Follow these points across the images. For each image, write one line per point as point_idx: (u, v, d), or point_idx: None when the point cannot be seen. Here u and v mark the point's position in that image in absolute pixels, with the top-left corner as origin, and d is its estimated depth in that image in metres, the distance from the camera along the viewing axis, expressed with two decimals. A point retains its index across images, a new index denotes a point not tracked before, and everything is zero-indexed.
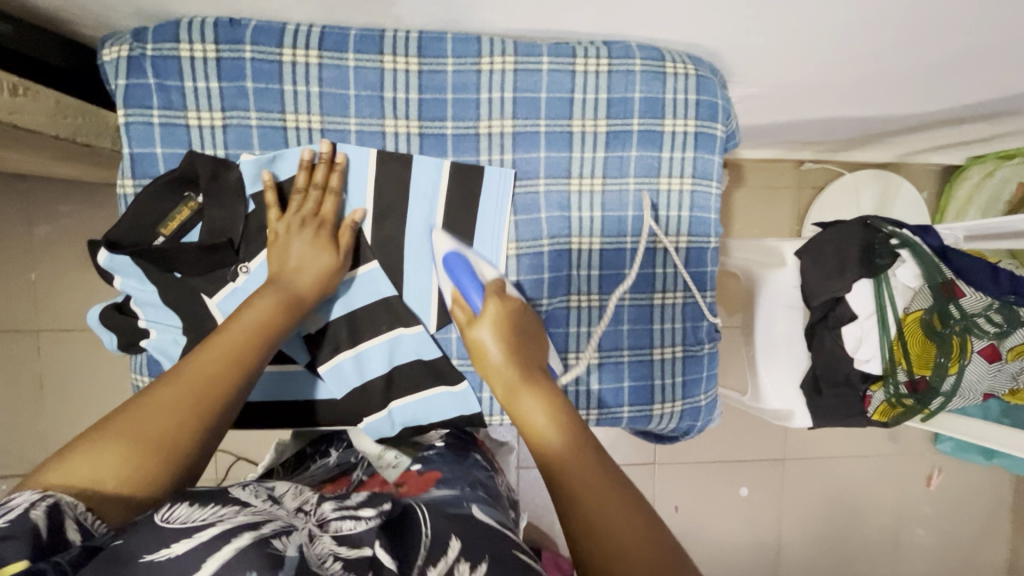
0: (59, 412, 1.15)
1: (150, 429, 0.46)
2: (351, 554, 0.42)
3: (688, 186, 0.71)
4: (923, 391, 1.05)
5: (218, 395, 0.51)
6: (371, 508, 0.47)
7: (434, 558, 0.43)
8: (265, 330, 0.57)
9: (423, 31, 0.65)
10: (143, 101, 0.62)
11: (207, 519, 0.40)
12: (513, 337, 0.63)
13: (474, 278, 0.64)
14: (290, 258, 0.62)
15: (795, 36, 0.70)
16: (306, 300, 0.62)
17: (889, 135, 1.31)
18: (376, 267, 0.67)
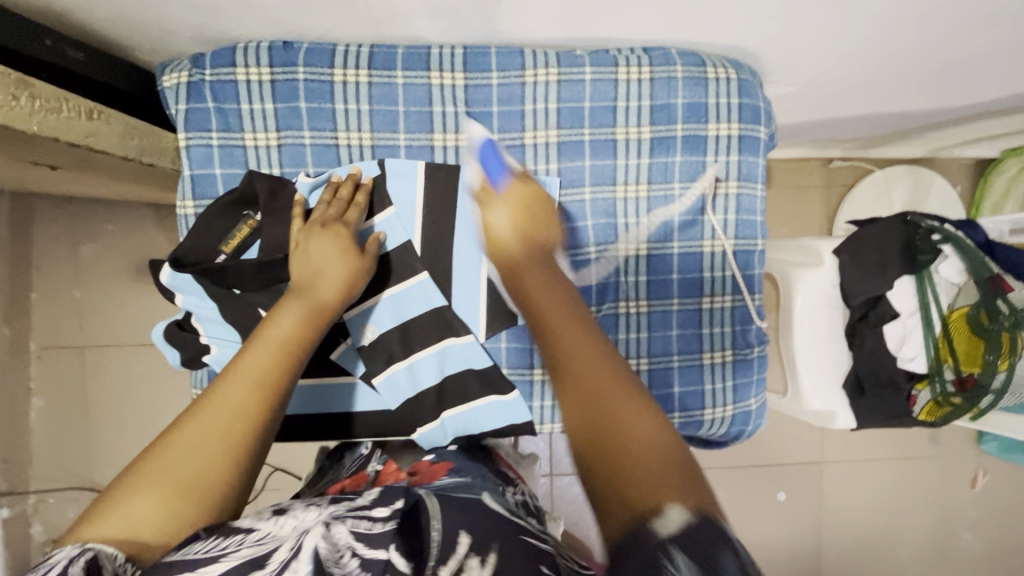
0: (105, 427, 1.18)
1: (183, 468, 0.44)
2: (369, 555, 0.39)
3: (734, 190, 0.72)
4: (972, 389, 1.02)
5: (252, 423, 0.48)
6: (384, 508, 0.44)
7: (445, 556, 0.39)
8: (294, 349, 0.54)
9: (467, 46, 0.67)
10: (202, 124, 0.65)
11: (211, 552, 0.39)
12: (525, 219, 0.65)
13: (500, 162, 0.67)
14: (311, 266, 0.60)
15: (831, 35, 0.70)
16: (330, 310, 0.59)
17: (921, 130, 1.29)
18: (425, 278, 0.68)
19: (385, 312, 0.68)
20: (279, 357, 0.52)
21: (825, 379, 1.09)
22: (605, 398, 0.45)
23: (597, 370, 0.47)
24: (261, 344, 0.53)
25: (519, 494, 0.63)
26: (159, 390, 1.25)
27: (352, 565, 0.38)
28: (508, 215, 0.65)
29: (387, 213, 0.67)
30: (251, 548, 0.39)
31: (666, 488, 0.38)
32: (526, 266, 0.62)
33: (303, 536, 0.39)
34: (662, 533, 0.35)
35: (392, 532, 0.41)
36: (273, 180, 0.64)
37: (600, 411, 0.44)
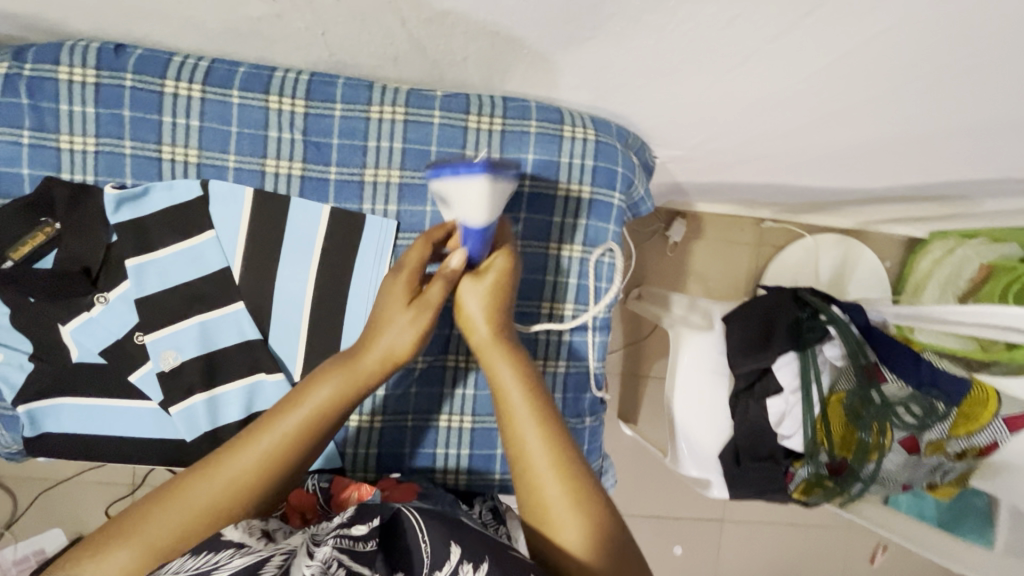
0: None
1: (166, 532, 0.47)
2: (354, 566, 0.43)
3: (578, 254, 0.69)
4: (844, 474, 1.02)
5: (237, 500, 0.50)
6: (362, 525, 0.47)
7: (436, 563, 0.46)
8: (312, 426, 0.52)
9: (314, 73, 0.65)
10: (14, 121, 0.61)
11: (202, 566, 0.41)
12: (502, 306, 0.59)
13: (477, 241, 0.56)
14: (377, 319, 0.56)
15: (700, 106, 0.69)
16: (370, 380, 0.55)
17: (844, 203, 1.29)
18: (243, 311, 0.65)
19: (190, 340, 0.64)
20: (292, 435, 0.51)
21: (703, 445, 1.08)
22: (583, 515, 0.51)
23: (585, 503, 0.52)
24: (289, 417, 0.52)
25: (482, 515, 0.65)
26: None
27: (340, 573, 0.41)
28: (483, 298, 0.58)
29: (208, 236, 0.64)
30: (242, 559, 0.42)
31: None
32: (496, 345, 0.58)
33: (292, 555, 0.43)
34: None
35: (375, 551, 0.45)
36: (80, 190, 0.61)
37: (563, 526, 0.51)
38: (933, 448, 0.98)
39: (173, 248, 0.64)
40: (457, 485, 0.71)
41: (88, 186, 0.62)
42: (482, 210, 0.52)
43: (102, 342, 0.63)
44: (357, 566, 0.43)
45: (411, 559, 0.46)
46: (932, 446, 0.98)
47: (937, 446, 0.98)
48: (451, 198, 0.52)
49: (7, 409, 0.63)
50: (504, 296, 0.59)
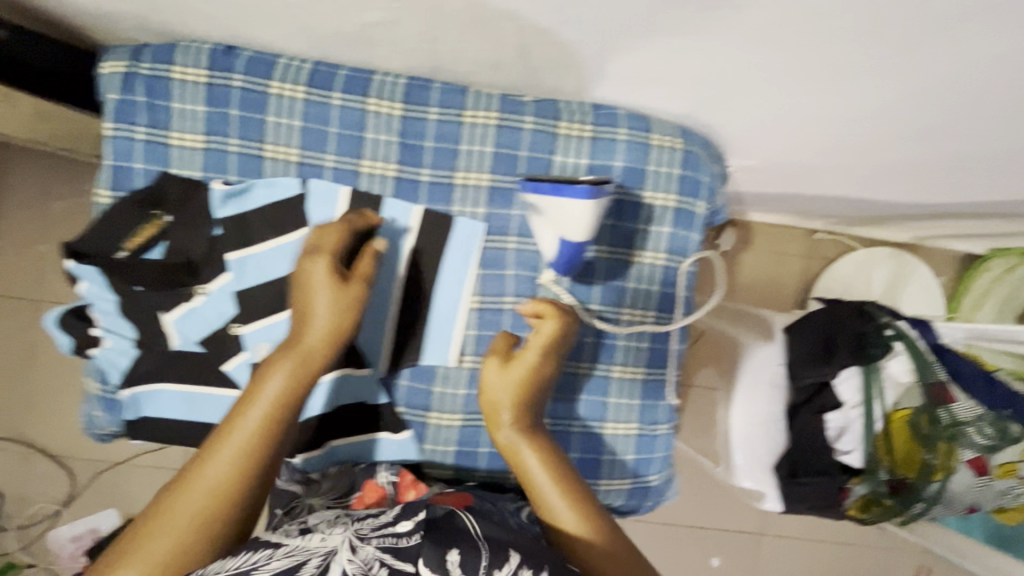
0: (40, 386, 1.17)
1: (159, 553, 0.46)
2: (400, 565, 0.42)
3: (662, 261, 0.69)
4: (904, 492, 1.01)
5: (224, 505, 0.49)
6: (407, 522, 0.46)
7: (494, 561, 0.43)
8: (273, 417, 0.53)
9: (411, 77, 0.66)
10: (130, 117, 0.64)
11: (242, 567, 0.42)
12: (532, 391, 0.60)
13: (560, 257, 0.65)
14: (303, 308, 0.58)
15: (788, 118, 0.69)
16: (320, 358, 0.57)
17: (905, 217, 1.26)
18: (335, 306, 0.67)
19: (285, 333, 0.67)
20: (257, 431, 0.52)
21: (758, 457, 1.06)
22: (588, 518, 0.53)
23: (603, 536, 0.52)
24: (248, 414, 0.52)
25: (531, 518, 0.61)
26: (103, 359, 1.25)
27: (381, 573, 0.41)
28: (505, 378, 0.60)
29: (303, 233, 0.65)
30: (281, 561, 0.42)
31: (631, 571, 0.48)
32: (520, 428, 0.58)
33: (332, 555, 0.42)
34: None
35: (422, 543, 0.44)
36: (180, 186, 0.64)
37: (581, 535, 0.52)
38: (1004, 470, 0.99)
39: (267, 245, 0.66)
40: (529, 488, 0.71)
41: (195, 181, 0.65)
42: (574, 227, 0.61)
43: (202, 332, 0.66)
44: (400, 564, 0.42)
45: (460, 544, 0.44)
46: (1002, 469, 0.98)
47: (1007, 469, 0.98)
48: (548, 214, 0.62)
49: (111, 391, 0.67)
50: (547, 356, 0.61)
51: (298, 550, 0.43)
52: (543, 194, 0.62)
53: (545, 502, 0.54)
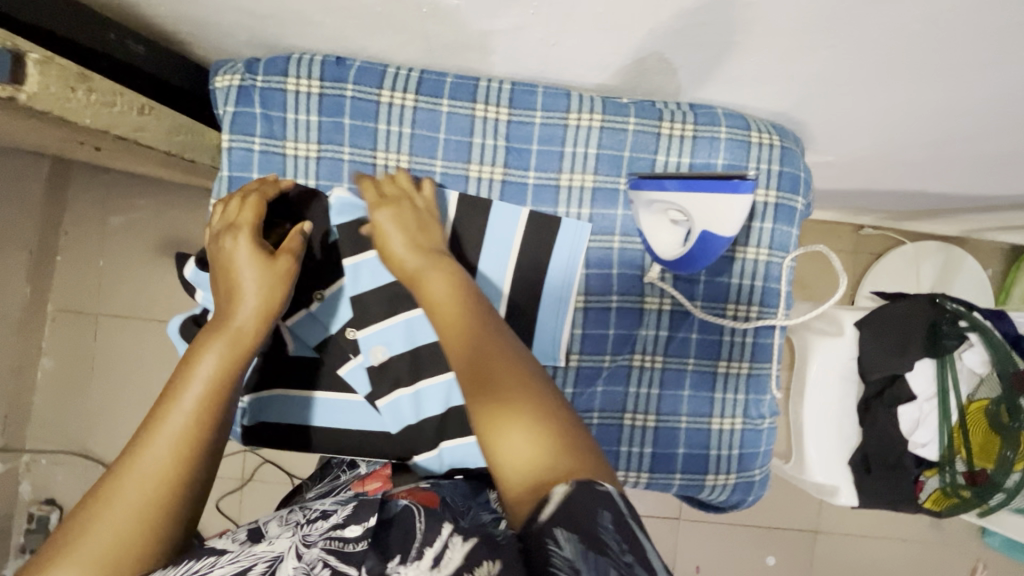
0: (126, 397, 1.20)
1: (102, 543, 0.40)
2: (341, 567, 0.40)
3: (764, 257, 0.70)
4: (983, 484, 1.01)
5: (172, 495, 0.43)
6: (355, 526, 0.43)
7: (430, 545, 0.41)
8: (216, 395, 0.48)
9: (515, 83, 0.68)
10: (247, 128, 0.66)
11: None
12: (415, 227, 0.58)
13: (700, 252, 0.60)
14: (230, 288, 0.54)
15: (884, 111, 0.70)
16: (254, 337, 0.52)
17: (960, 210, 1.27)
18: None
19: (399, 335, 0.67)
20: (194, 410, 0.46)
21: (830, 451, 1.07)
22: (529, 404, 0.45)
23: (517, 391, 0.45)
24: (189, 389, 0.47)
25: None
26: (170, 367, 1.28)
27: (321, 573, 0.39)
28: (395, 224, 0.58)
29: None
30: (224, 568, 0.40)
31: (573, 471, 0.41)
32: (427, 265, 0.55)
33: (278, 561, 0.41)
34: (556, 514, 0.38)
35: (367, 549, 0.41)
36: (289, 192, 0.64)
37: (518, 424, 0.43)
38: None
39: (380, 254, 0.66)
40: (636, 484, 0.72)
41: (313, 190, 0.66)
42: (728, 224, 0.56)
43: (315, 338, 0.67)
44: (343, 567, 0.40)
45: (410, 537, 0.42)
46: None
47: None
48: (694, 210, 0.58)
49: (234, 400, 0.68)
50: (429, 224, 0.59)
51: (241, 556, 0.42)
52: (692, 190, 0.58)
53: (479, 389, 0.46)
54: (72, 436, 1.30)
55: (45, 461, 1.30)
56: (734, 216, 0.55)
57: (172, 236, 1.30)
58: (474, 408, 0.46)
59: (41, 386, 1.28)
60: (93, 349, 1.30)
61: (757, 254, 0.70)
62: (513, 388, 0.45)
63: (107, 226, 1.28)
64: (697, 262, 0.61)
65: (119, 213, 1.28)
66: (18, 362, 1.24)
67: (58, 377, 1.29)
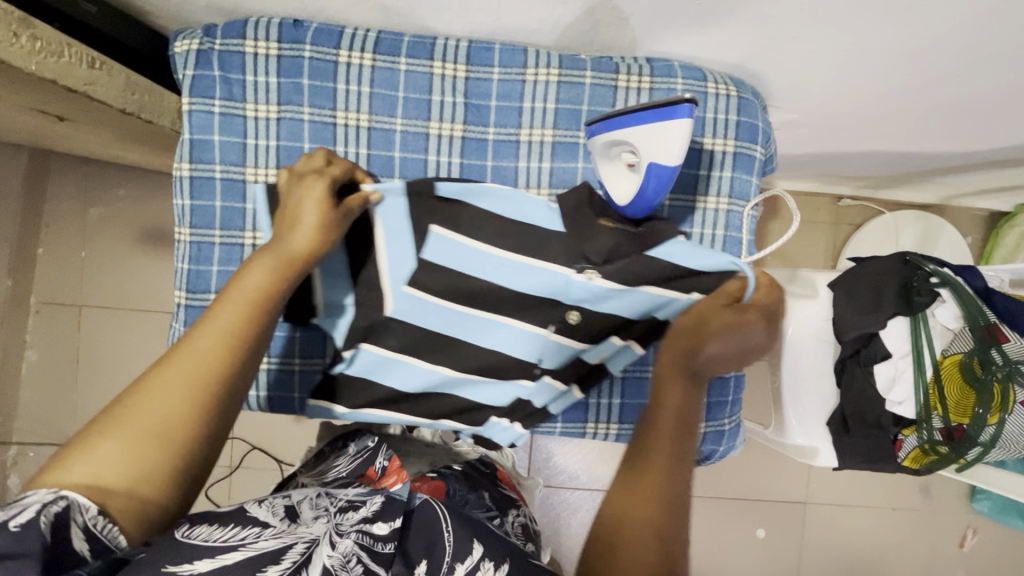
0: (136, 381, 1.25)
1: (152, 416, 0.42)
2: (372, 564, 0.45)
3: (725, 206, 0.71)
4: (959, 439, 1.01)
5: (218, 379, 0.44)
6: (383, 525, 0.49)
7: (461, 557, 0.48)
8: (259, 303, 0.49)
9: (472, 39, 0.68)
10: (207, 92, 0.66)
11: (229, 541, 0.42)
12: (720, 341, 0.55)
13: (651, 186, 0.59)
14: (290, 219, 0.55)
15: (840, 62, 0.71)
16: (303, 260, 0.53)
17: (936, 174, 1.27)
18: (607, 340, 0.69)
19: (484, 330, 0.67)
20: (241, 311, 0.47)
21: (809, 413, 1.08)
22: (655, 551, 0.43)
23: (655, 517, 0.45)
24: (238, 293, 0.49)
25: (513, 525, 0.68)
26: None
27: (357, 569, 0.43)
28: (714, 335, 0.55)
29: (579, 278, 0.63)
30: (269, 542, 0.43)
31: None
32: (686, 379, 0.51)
33: (314, 546, 0.44)
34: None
35: (394, 553, 0.47)
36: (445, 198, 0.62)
37: (642, 541, 0.44)
38: None
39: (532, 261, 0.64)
40: (605, 435, 0.74)
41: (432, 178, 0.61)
42: (672, 149, 0.56)
43: (430, 322, 0.66)
44: (374, 564, 0.45)
45: (438, 549, 0.49)
46: None
47: None
48: (641, 144, 0.57)
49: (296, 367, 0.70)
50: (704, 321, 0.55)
51: (283, 534, 0.45)
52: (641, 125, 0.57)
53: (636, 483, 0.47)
54: (58, 429, 1.29)
55: (32, 453, 1.27)
56: (676, 137, 0.55)
57: (155, 226, 1.33)
58: (622, 476, 0.48)
59: (26, 379, 1.27)
60: (78, 342, 1.30)
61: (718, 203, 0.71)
62: (657, 497, 0.46)
63: (87, 218, 1.29)
64: (652, 198, 0.61)
65: (99, 205, 1.29)
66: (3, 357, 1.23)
67: (42, 371, 1.28)
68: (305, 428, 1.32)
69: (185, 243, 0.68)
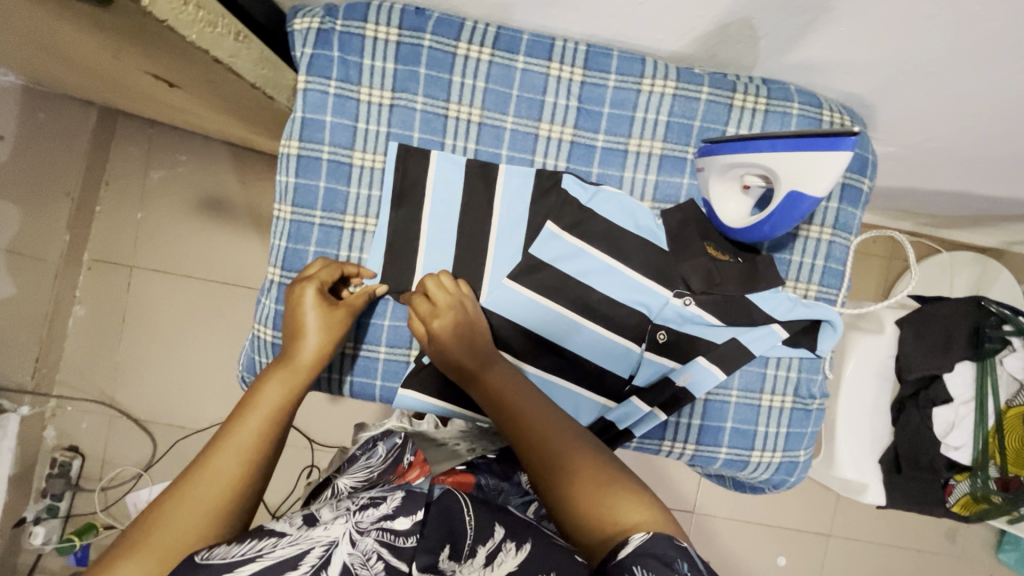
0: (191, 343, 1.31)
1: (185, 531, 0.43)
2: (393, 560, 0.42)
3: (827, 236, 0.70)
4: (1016, 491, 1.00)
5: (242, 487, 0.46)
6: (405, 518, 0.44)
7: (482, 538, 0.46)
8: (289, 400, 0.54)
9: (591, 44, 0.67)
10: (324, 71, 0.66)
11: (246, 553, 0.39)
12: (475, 338, 0.61)
13: (778, 219, 0.60)
14: (294, 329, 0.60)
15: (961, 104, 0.69)
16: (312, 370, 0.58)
17: (1006, 219, 1.25)
18: (695, 361, 0.68)
19: (580, 333, 0.69)
20: (271, 411, 0.52)
21: (863, 449, 1.06)
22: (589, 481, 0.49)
23: (582, 459, 0.51)
24: (268, 391, 0.53)
25: None
26: (206, 320, 1.31)
27: (378, 567, 0.41)
28: (449, 325, 0.61)
29: (675, 301, 0.68)
30: (286, 550, 0.40)
31: (654, 523, 0.45)
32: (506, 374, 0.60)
33: (333, 547, 0.41)
34: (626, 556, 0.41)
35: (418, 548, 0.43)
36: (584, 199, 0.68)
37: (580, 477, 0.49)
38: None
39: (635, 275, 0.69)
40: (682, 454, 0.72)
41: (563, 172, 0.69)
42: (821, 182, 0.55)
43: (519, 313, 0.68)
44: (397, 563, 0.42)
45: (460, 533, 0.46)
46: None
47: None
48: (782, 173, 0.57)
49: (396, 357, 0.71)
50: (461, 340, 0.61)
51: (301, 539, 0.42)
52: (781, 152, 0.56)
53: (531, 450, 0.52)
54: (98, 386, 1.30)
55: (70, 408, 1.29)
56: (825, 183, 0.55)
57: (209, 194, 1.28)
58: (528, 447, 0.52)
59: (73, 334, 1.29)
60: (126, 303, 1.29)
61: (818, 233, 0.70)
62: (572, 446, 0.52)
63: (147, 180, 1.27)
64: (767, 233, 0.62)
65: (162, 167, 1.27)
66: (53, 309, 1.24)
67: (89, 327, 1.29)
68: (341, 409, 1.31)
69: (284, 220, 0.68)
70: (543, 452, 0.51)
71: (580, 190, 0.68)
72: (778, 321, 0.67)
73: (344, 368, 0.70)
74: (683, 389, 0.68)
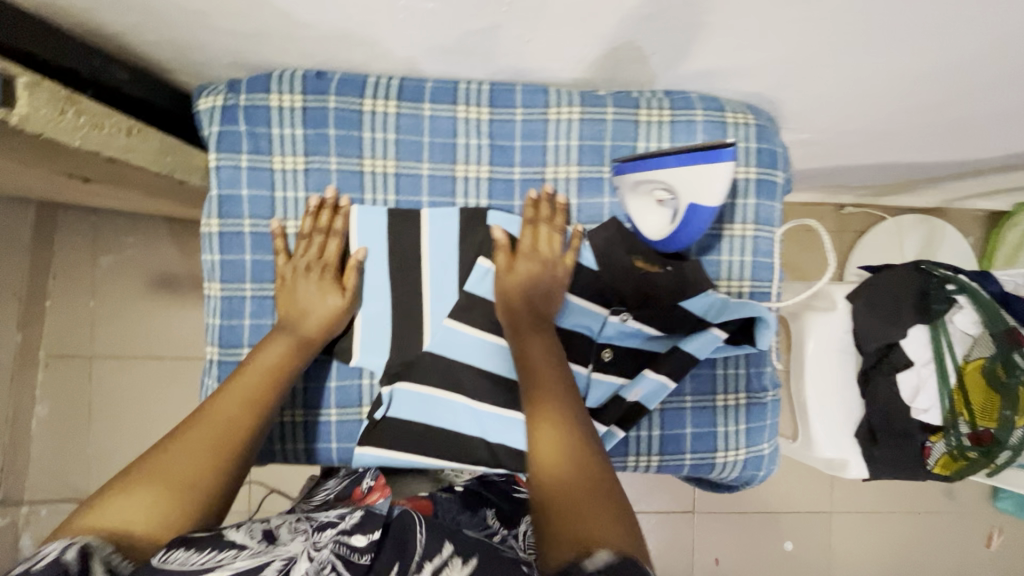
0: (161, 423, 1.28)
1: (187, 468, 0.48)
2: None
3: (751, 232, 0.72)
4: (988, 443, 1.01)
5: (232, 440, 0.52)
6: (361, 536, 0.44)
7: (429, 554, 0.44)
8: (277, 374, 0.59)
9: (494, 82, 0.69)
10: (233, 146, 0.67)
11: (205, 563, 0.39)
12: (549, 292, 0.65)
13: (687, 229, 0.63)
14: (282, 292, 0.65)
15: (854, 86, 0.72)
16: (313, 343, 0.64)
17: (938, 180, 1.29)
18: (642, 375, 0.69)
19: None
20: (260, 381, 0.58)
21: (838, 424, 1.07)
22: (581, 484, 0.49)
23: (584, 462, 0.51)
24: (257, 366, 0.59)
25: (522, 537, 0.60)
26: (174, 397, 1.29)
27: None
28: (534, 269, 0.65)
29: (613, 319, 0.70)
30: (246, 561, 0.40)
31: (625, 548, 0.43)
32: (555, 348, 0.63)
33: (294, 561, 0.41)
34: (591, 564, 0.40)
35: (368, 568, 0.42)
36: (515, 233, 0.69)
37: (573, 479, 0.49)
38: None
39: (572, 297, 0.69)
40: (648, 467, 0.72)
41: (486, 208, 0.70)
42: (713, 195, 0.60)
43: (462, 354, 0.68)
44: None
45: (409, 549, 0.44)
46: None
47: None
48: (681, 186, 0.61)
49: (350, 416, 0.70)
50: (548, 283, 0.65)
51: (262, 553, 0.42)
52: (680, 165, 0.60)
53: (540, 419, 0.55)
54: (70, 485, 1.24)
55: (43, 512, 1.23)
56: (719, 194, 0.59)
57: (160, 272, 1.27)
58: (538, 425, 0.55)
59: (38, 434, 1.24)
60: (90, 396, 1.25)
61: (742, 230, 0.72)
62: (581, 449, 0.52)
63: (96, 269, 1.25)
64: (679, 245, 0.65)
65: (110, 253, 1.25)
66: (13, 414, 1.17)
67: (56, 426, 1.22)
68: None
69: (215, 297, 0.68)
70: (553, 439, 0.53)
71: (507, 224, 0.69)
72: (714, 325, 0.67)
73: (297, 437, 0.70)
74: (635, 404, 0.69)
